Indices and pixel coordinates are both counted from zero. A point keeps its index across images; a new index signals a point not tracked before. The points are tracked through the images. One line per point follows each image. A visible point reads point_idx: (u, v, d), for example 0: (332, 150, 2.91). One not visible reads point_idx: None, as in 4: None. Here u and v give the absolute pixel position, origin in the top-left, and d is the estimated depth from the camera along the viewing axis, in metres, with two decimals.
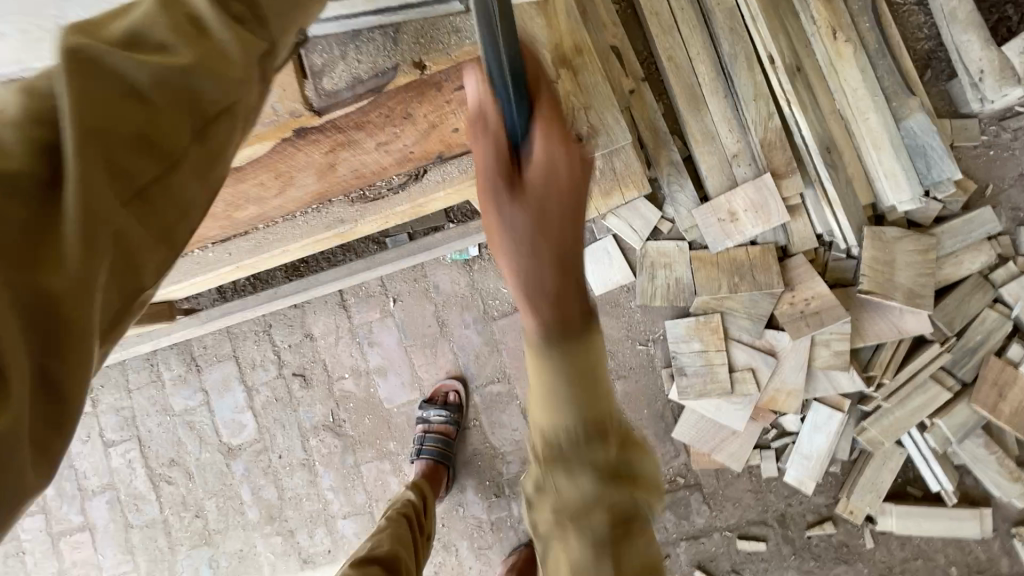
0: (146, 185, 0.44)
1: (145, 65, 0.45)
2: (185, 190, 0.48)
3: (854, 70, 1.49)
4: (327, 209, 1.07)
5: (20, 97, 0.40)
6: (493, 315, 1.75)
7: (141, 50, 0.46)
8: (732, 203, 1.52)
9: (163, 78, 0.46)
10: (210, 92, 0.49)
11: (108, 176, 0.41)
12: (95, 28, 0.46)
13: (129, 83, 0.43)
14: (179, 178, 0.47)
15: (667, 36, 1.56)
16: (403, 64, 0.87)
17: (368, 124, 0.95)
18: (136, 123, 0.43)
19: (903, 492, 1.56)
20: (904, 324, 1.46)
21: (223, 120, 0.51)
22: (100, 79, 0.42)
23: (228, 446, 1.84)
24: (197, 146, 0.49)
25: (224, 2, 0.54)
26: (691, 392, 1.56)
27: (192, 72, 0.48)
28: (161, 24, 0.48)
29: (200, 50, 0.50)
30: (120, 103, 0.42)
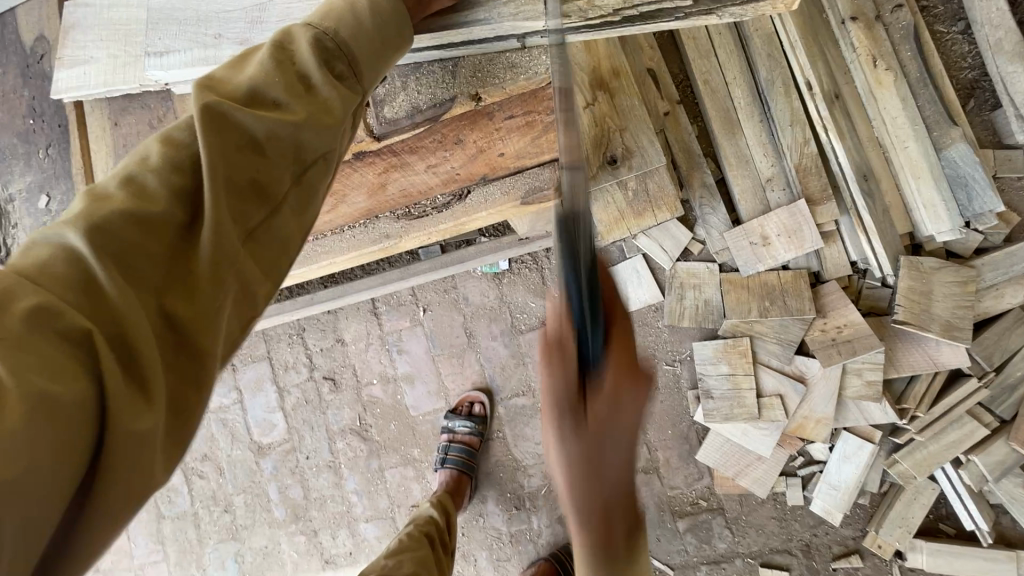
0: (255, 225, 0.55)
1: (261, 120, 0.55)
2: (285, 227, 0.58)
3: (893, 99, 1.49)
4: (373, 224, 1.11)
5: (162, 147, 0.52)
6: (521, 328, 1.77)
7: (259, 106, 0.57)
8: (765, 228, 1.52)
9: (276, 131, 0.56)
10: (311, 142, 0.59)
11: (231, 223, 0.52)
12: (221, 82, 0.57)
13: (250, 136, 0.54)
14: (284, 217, 0.57)
15: (704, 61, 1.58)
16: (461, 97, 0.93)
17: (422, 149, 1.00)
18: (248, 171, 0.54)
19: (935, 529, 1.52)
20: (940, 356, 1.43)
21: (320, 167, 0.61)
22: (223, 132, 0.53)
23: (259, 444, 1.90)
24: (297, 189, 0.59)
25: (329, 62, 0.63)
26: (717, 415, 1.55)
27: (302, 129, 0.58)
28: (276, 81, 0.58)
29: (305, 105, 0.59)
30: (239, 153, 0.53)
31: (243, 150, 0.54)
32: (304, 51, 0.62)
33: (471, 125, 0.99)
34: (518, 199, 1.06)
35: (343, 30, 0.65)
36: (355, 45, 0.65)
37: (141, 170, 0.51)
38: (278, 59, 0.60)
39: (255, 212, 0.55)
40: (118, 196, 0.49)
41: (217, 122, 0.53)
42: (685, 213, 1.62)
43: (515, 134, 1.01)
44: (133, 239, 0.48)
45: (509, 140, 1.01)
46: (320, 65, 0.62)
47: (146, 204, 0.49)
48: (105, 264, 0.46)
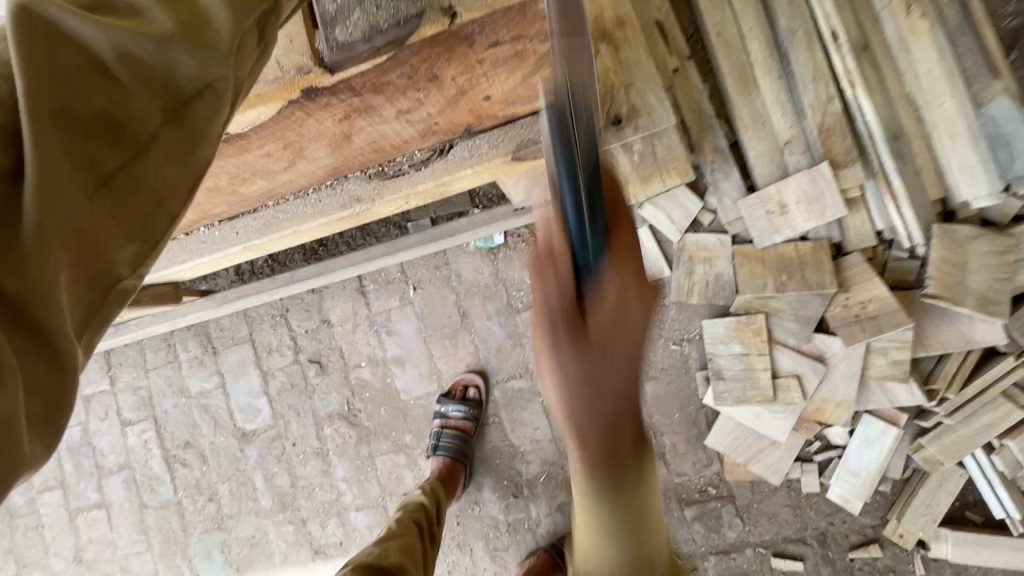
0: (113, 172, 0.42)
1: (107, 31, 0.41)
2: (158, 174, 0.46)
3: (929, 49, 1.34)
4: (342, 185, 0.98)
5: None
6: (517, 307, 1.65)
7: (107, 12, 0.43)
8: (783, 195, 1.39)
9: (130, 48, 0.43)
10: (187, 66, 0.46)
11: (73, 169, 0.39)
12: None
13: (92, 51, 0.41)
14: (152, 164, 0.45)
15: (718, 10, 1.43)
16: (431, 10, 0.63)
17: (388, 88, 0.74)
18: (97, 100, 0.41)
19: (960, 517, 1.43)
20: (974, 333, 1.32)
21: (201, 103, 0.48)
22: (51, 45, 0.39)
23: (243, 431, 1.80)
24: (171, 128, 0.46)
25: None
26: (729, 398, 1.44)
27: (173, 48, 0.45)
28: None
29: (177, 16, 0.46)
30: (81, 76, 0.40)
31: (85, 69, 0.40)
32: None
33: (447, 55, 0.71)
34: (508, 154, 0.94)
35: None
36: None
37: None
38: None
39: (110, 155, 0.42)
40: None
41: (41, 31, 0.39)
42: (696, 178, 1.48)
43: (504, 70, 0.79)
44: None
45: (496, 81, 0.81)
46: None
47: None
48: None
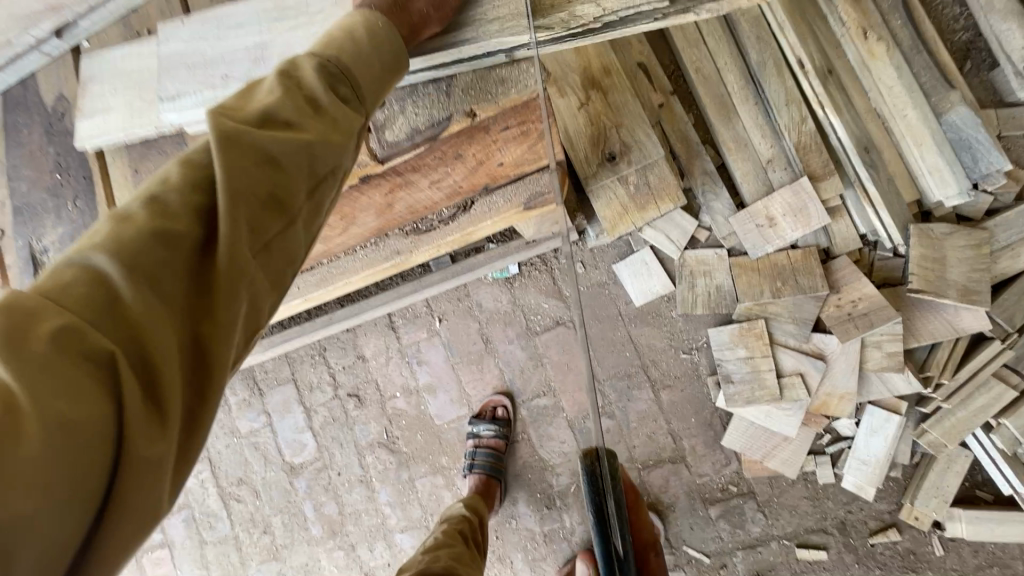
0: (269, 239, 0.57)
1: (276, 139, 0.58)
2: (296, 241, 0.61)
3: (888, 69, 1.48)
4: (384, 242, 1.14)
5: (183, 168, 0.56)
6: (536, 330, 1.79)
7: (271, 126, 0.60)
8: (771, 209, 1.52)
9: (289, 149, 0.59)
10: (322, 161, 0.62)
11: (249, 234, 0.55)
12: (235, 109, 0.60)
13: (265, 152, 0.57)
14: (296, 230, 0.60)
15: (694, 49, 1.59)
16: (457, 114, 0.91)
17: (424, 167, 0.97)
18: (264, 187, 0.57)
19: (971, 496, 1.51)
20: (960, 321, 1.42)
21: (329, 183, 0.64)
22: (244, 150, 0.56)
23: (291, 465, 1.94)
24: (310, 205, 0.62)
25: (334, 85, 0.67)
26: (739, 399, 1.56)
27: (312, 146, 0.61)
28: (286, 104, 0.62)
29: (313, 126, 0.63)
30: (256, 169, 0.56)
31: (260, 166, 0.57)
32: (310, 73, 0.66)
33: (469, 141, 0.95)
34: (521, 205, 1.11)
35: (344, 56, 0.68)
36: (357, 71, 0.69)
37: (162, 190, 0.54)
38: (286, 83, 0.64)
39: (274, 223, 0.57)
40: (143, 212, 0.52)
41: (233, 139, 0.56)
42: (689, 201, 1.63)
43: (513, 144, 1.00)
44: (158, 257, 0.51)
45: (508, 151, 1.01)
46: (325, 85, 0.66)
47: (171, 221, 0.52)
48: (129, 280, 0.49)
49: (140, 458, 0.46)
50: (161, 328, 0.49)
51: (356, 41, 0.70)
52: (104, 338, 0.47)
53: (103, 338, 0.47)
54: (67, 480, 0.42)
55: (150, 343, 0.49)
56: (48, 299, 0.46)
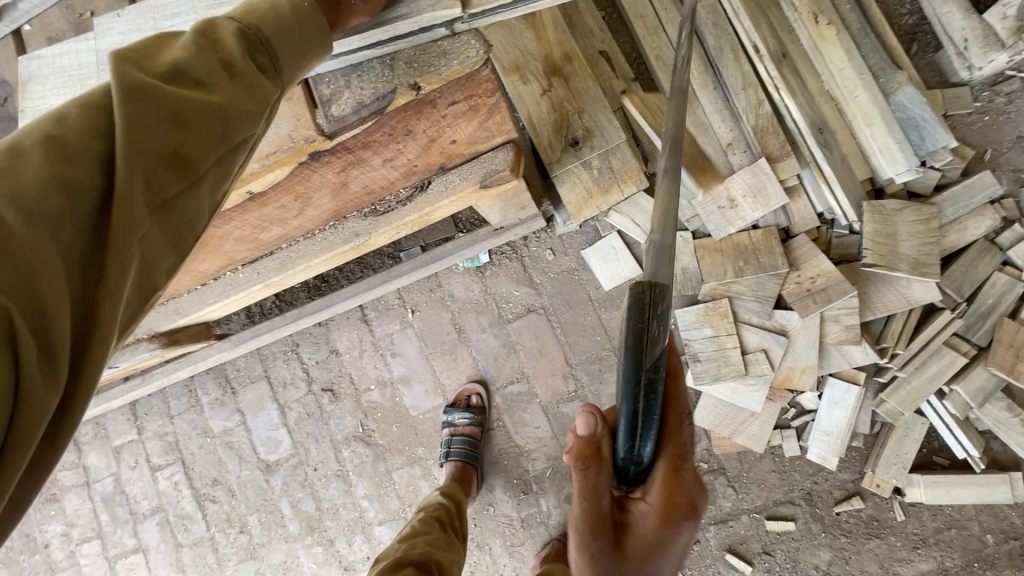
0: (168, 201, 0.59)
1: (183, 96, 0.60)
2: (197, 207, 0.62)
3: (838, 52, 1.53)
4: (343, 225, 1.14)
5: (79, 109, 0.55)
6: (508, 318, 1.81)
7: (182, 83, 0.61)
8: (731, 191, 1.55)
9: (198, 110, 0.61)
10: (233, 126, 0.65)
11: (145, 191, 0.56)
12: (143, 59, 0.61)
13: (172, 108, 0.59)
14: (197, 193, 0.62)
15: (654, 36, 1.62)
16: (402, 87, 0.94)
17: (373, 143, 1.03)
18: (168, 145, 0.58)
19: (929, 462, 1.57)
20: (912, 292, 1.48)
21: (239, 150, 0.67)
22: (148, 104, 0.57)
23: (266, 462, 1.93)
24: (215, 169, 0.64)
25: (253, 52, 0.69)
26: (706, 377, 1.59)
27: (226, 109, 0.63)
28: (197, 64, 0.63)
29: (229, 88, 0.65)
30: (160, 127, 0.57)
31: (165, 123, 0.58)
32: (229, 37, 0.67)
33: (417, 116, 1.03)
34: (477, 183, 1.08)
35: (264, 25, 0.71)
36: (276, 41, 0.71)
37: (58, 132, 0.54)
38: (200, 42, 0.65)
39: (173, 183, 0.59)
40: (31, 155, 0.52)
41: (139, 91, 0.57)
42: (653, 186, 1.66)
43: (463, 120, 1.04)
44: (54, 208, 0.51)
45: (459, 128, 1.05)
46: (244, 50, 0.68)
47: (70, 167, 0.52)
48: (20, 228, 0.49)
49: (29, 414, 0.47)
50: (55, 283, 0.50)
51: (277, 9, 0.73)
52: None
53: None
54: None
55: (43, 296, 0.49)
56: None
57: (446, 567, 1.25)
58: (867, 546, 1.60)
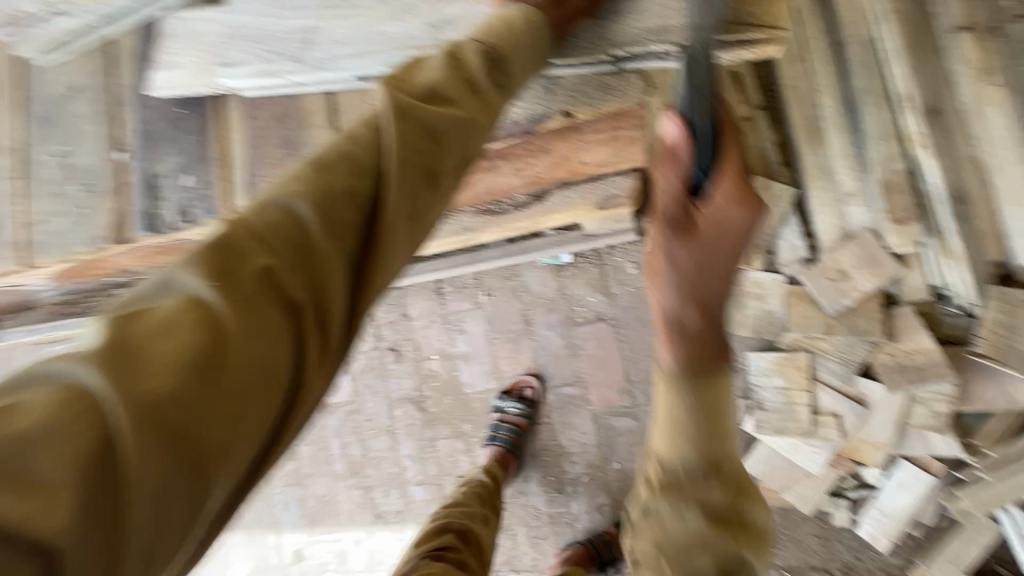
0: (412, 207, 0.71)
1: (441, 116, 0.74)
2: (433, 211, 0.74)
3: (1001, 118, 1.38)
4: (453, 218, 1.16)
5: (365, 127, 0.72)
6: (578, 321, 1.82)
7: (436, 102, 0.76)
8: (841, 262, 1.49)
9: (445, 123, 0.74)
10: (467, 137, 0.77)
11: (410, 203, 0.70)
12: (404, 81, 0.76)
13: (427, 125, 0.73)
14: (435, 197, 0.74)
15: (794, 65, 1.53)
16: (555, 113, 1.01)
17: (512, 153, 1.06)
18: (423, 158, 0.71)
19: (989, 569, 1.49)
20: (1019, 394, 1.37)
21: (468, 162, 0.79)
22: (410, 124, 0.71)
23: (326, 403, 2.07)
24: (448, 177, 0.75)
25: (482, 81, 0.80)
26: (769, 427, 1.55)
27: (466, 122, 0.77)
28: (449, 84, 0.77)
29: (468, 104, 0.78)
30: (420, 137, 0.71)
31: (423, 139, 0.72)
32: (472, 62, 0.80)
33: (561, 136, 1.04)
34: (594, 204, 1.11)
35: (502, 43, 0.81)
36: (512, 55, 0.83)
37: (352, 146, 0.69)
38: (451, 63, 0.79)
39: (421, 189, 0.71)
40: (335, 168, 0.67)
41: (406, 114, 0.71)
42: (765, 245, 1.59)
43: (599, 145, 1.04)
44: (338, 210, 0.65)
45: (591, 149, 1.05)
46: (483, 68, 0.81)
47: (359, 177, 0.67)
48: (322, 226, 0.64)
49: (309, 362, 0.61)
50: (332, 263, 0.63)
51: (514, 34, 0.84)
52: (287, 273, 0.61)
53: (283, 270, 0.60)
54: (257, 372, 0.56)
55: (324, 274, 0.62)
56: (256, 231, 0.61)
57: (481, 539, 1.36)
58: None
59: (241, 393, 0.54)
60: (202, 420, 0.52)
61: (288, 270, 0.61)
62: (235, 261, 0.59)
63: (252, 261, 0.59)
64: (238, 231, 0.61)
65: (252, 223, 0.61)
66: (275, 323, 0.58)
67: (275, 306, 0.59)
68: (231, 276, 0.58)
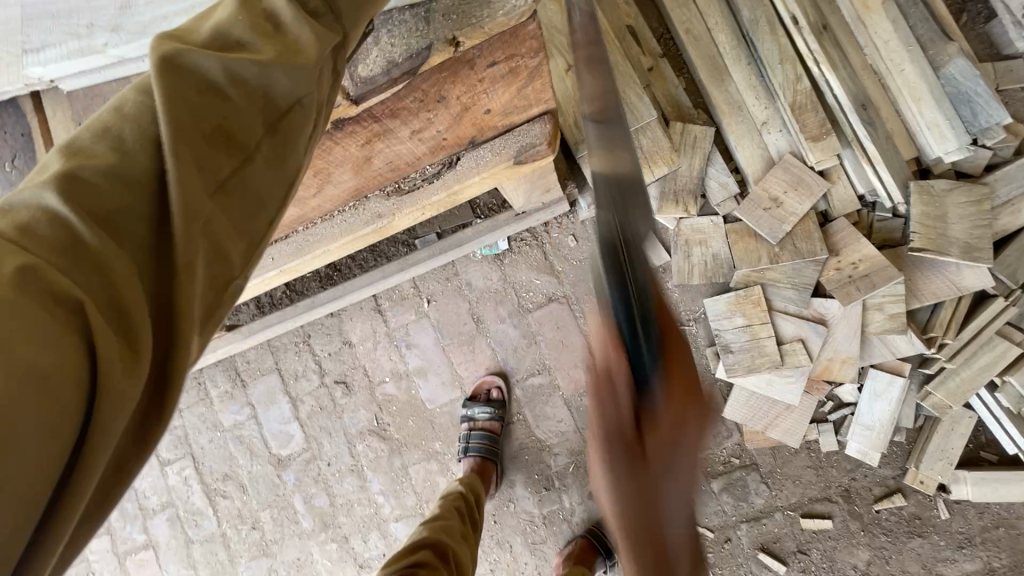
0: (226, 179, 0.54)
1: (222, 61, 0.55)
2: (260, 179, 0.58)
3: (885, 22, 1.43)
4: (364, 206, 1.12)
5: (134, 91, 0.53)
6: (528, 307, 1.73)
7: (227, 49, 0.58)
8: (772, 190, 1.48)
9: (240, 73, 0.56)
10: (282, 86, 0.59)
11: (197, 173, 0.52)
12: (185, 35, 0.58)
13: (208, 78, 0.54)
14: (255, 166, 0.57)
15: (683, 9, 1.53)
16: (438, 42, 0.83)
17: (403, 112, 0.94)
18: (214, 117, 0.54)
19: (976, 458, 1.50)
20: (962, 279, 1.39)
21: (294, 114, 0.61)
22: (183, 77, 0.53)
23: (278, 457, 1.86)
24: (269, 138, 0.59)
25: (304, 3, 0.64)
26: (740, 368, 1.51)
27: (270, 67, 0.58)
28: (240, 26, 0.59)
29: (274, 46, 0.60)
30: (202, 96, 0.53)
31: (205, 93, 0.54)
32: None
33: (453, 77, 0.92)
34: (511, 158, 1.05)
35: None
36: None
37: (116, 119, 0.50)
38: (244, 4, 0.61)
39: (225, 160, 0.54)
40: (94, 146, 0.49)
41: (177, 66, 0.53)
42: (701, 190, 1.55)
43: (501, 86, 0.95)
44: (118, 201, 0.47)
45: (495, 97, 0.97)
46: (290, 3, 0.62)
47: (127, 157, 0.49)
48: (94, 228, 0.46)
49: (106, 415, 0.43)
50: (131, 279, 0.46)
51: None
52: (69, 285, 0.43)
53: (56, 277, 0.43)
54: (25, 431, 0.39)
55: (118, 286, 0.45)
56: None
57: (458, 553, 1.21)
58: (908, 545, 1.53)
59: (9, 461, 0.38)
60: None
61: (61, 276, 0.43)
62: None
63: (5, 267, 0.41)
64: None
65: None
66: (60, 343, 0.41)
67: (60, 330, 0.42)
68: None
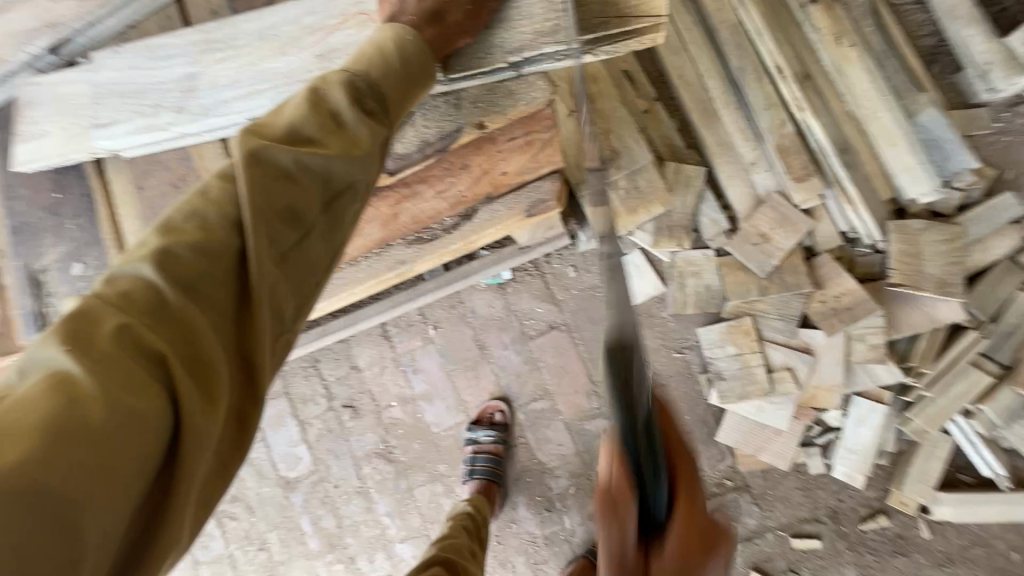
0: (288, 250, 0.67)
1: (295, 155, 0.69)
2: (315, 250, 0.70)
3: (860, 73, 1.53)
4: (387, 253, 1.20)
5: (221, 180, 0.67)
6: (530, 334, 1.81)
7: (299, 143, 0.72)
8: (760, 226, 1.57)
9: (308, 163, 0.69)
10: (342, 170, 0.72)
11: (268, 246, 0.65)
12: (266, 129, 0.72)
13: (283, 167, 0.68)
14: (312, 237, 0.69)
15: (677, 55, 1.63)
16: (468, 125, 1.03)
17: (430, 178, 1.13)
18: (285, 199, 0.67)
19: (954, 479, 1.59)
20: (938, 312, 1.50)
21: (349, 194, 0.74)
22: (264, 169, 0.67)
23: (286, 479, 1.91)
24: (326, 213, 0.72)
25: (361, 102, 0.78)
26: (732, 394, 1.60)
27: (334, 158, 0.72)
28: (311, 122, 0.73)
29: (338, 140, 0.74)
30: (277, 183, 0.67)
31: (282, 180, 0.67)
32: (336, 93, 0.77)
33: (474, 151, 1.13)
34: (523, 212, 1.18)
35: (371, 73, 0.80)
36: (383, 83, 0.81)
37: (203, 203, 0.65)
38: (313, 101, 0.75)
39: (289, 234, 0.67)
40: (187, 227, 0.63)
41: (258, 160, 0.67)
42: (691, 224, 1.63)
43: (514, 154, 1.13)
44: (200, 271, 0.62)
45: (508, 160, 1.13)
46: (351, 104, 0.77)
47: (209, 238, 0.63)
48: (180, 293, 0.60)
49: (189, 438, 0.57)
50: (204, 332, 0.60)
51: (386, 59, 0.82)
52: (157, 342, 0.57)
53: (147, 334, 0.57)
54: (133, 461, 0.53)
55: (194, 336, 0.59)
56: (104, 302, 0.57)
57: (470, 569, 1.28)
58: (892, 563, 1.61)
59: (123, 475, 0.52)
60: (72, 508, 0.49)
61: (152, 333, 0.57)
62: (92, 331, 0.55)
63: (111, 328, 0.56)
64: (91, 301, 0.57)
65: (105, 296, 0.58)
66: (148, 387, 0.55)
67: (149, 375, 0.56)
68: (90, 351, 0.54)
